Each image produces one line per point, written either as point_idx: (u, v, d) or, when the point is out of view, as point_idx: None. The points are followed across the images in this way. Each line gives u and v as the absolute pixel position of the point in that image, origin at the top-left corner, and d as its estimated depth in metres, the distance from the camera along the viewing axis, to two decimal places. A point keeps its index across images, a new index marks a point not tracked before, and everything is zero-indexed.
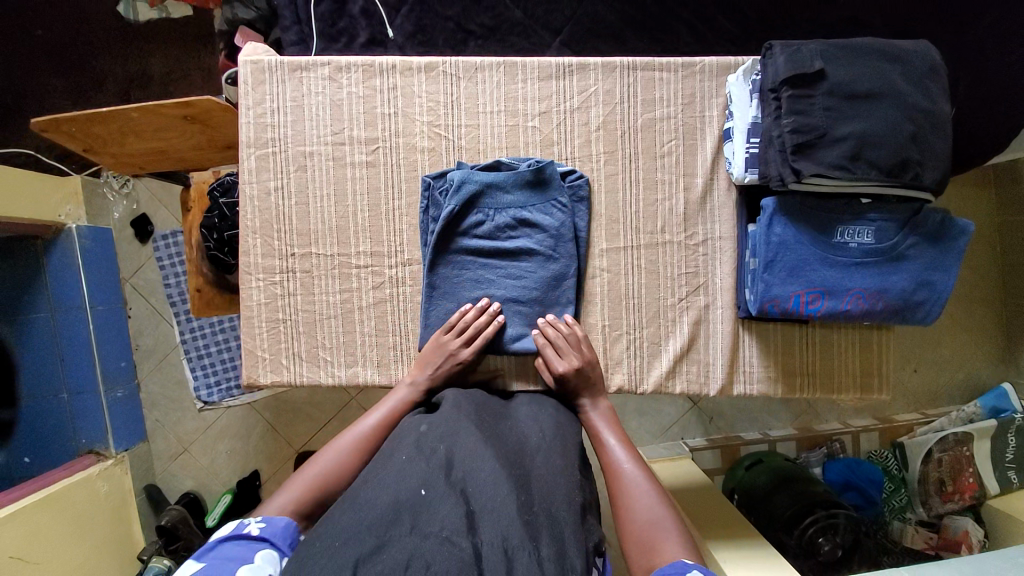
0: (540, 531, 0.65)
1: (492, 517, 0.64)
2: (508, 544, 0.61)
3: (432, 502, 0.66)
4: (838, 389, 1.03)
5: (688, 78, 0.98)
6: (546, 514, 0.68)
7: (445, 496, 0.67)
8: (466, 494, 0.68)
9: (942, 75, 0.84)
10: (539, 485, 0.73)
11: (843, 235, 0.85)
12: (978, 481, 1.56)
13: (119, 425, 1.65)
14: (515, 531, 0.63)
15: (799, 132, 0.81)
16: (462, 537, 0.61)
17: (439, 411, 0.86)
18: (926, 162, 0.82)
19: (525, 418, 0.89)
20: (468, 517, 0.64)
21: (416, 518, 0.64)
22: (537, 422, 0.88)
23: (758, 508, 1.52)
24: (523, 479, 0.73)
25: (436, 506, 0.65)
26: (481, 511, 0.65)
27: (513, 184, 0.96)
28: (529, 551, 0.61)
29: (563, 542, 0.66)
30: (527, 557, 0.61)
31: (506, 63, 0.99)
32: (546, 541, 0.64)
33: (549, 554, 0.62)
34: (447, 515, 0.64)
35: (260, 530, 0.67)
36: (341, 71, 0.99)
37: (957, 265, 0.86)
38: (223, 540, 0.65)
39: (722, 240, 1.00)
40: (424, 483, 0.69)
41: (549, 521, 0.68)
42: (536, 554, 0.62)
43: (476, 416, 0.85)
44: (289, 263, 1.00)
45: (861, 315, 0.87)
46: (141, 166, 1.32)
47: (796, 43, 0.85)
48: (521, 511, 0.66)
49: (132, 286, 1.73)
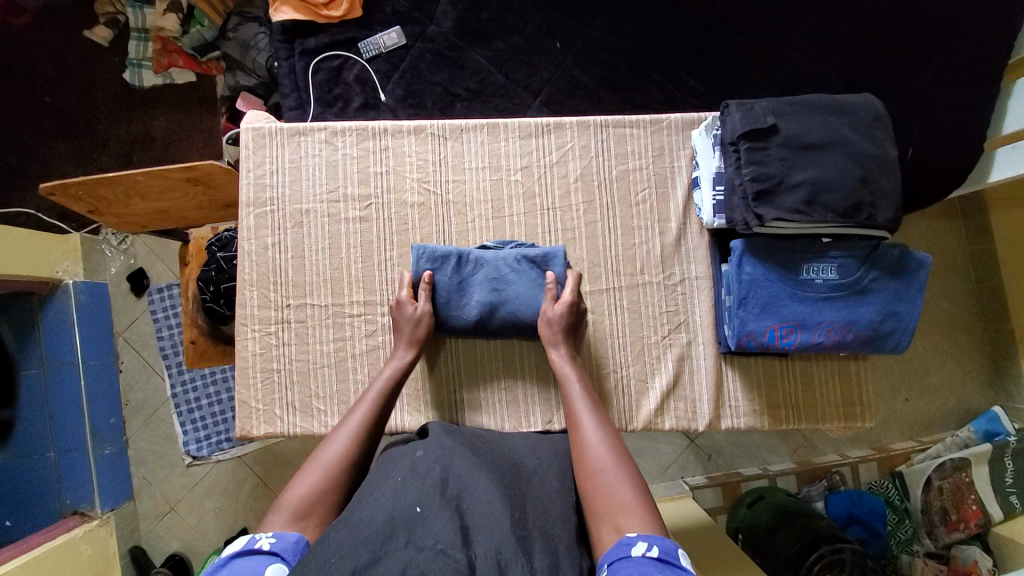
0: (532, 546, 0.67)
1: (485, 531, 0.67)
2: (502, 556, 0.64)
3: (427, 517, 0.68)
4: (824, 419, 1.05)
5: (657, 133, 1.07)
6: (539, 531, 0.71)
7: (440, 512, 0.69)
8: (460, 511, 0.70)
9: (885, 125, 0.93)
10: (533, 505, 0.76)
11: (809, 271, 0.91)
12: (980, 508, 1.54)
13: (106, 485, 1.61)
14: (507, 543, 0.66)
15: (758, 181, 0.89)
16: (456, 549, 0.63)
17: (431, 438, 0.86)
18: (878, 203, 0.89)
19: (523, 445, 0.91)
20: (462, 531, 0.66)
21: (412, 532, 0.65)
22: (534, 449, 0.90)
23: (765, 549, 1.47)
24: (517, 499, 0.76)
25: (431, 522, 0.67)
26: (473, 526, 0.68)
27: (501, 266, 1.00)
28: (521, 563, 0.64)
29: (557, 556, 0.68)
30: (519, 567, 0.63)
31: (489, 124, 1.07)
32: (538, 555, 0.66)
33: (542, 565, 0.65)
34: (440, 529, 0.66)
35: (271, 545, 0.66)
36: (336, 135, 1.06)
37: (919, 295, 0.92)
38: (233, 555, 0.64)
39: (699, 280, 1.05)
40: (419, 500, 0.71)
41: (544, 537, 0.70)
42: (528, 565, 0.64)
43: (470, 443, 0.86)
44: (284, 314, 1.04)
45: (834, 346, 0.91)
46: (143, 225, 1.37)
47: (750, 101, 0.94)
48: (514, 527, 0.69)
49: (125, 339, 1.73)
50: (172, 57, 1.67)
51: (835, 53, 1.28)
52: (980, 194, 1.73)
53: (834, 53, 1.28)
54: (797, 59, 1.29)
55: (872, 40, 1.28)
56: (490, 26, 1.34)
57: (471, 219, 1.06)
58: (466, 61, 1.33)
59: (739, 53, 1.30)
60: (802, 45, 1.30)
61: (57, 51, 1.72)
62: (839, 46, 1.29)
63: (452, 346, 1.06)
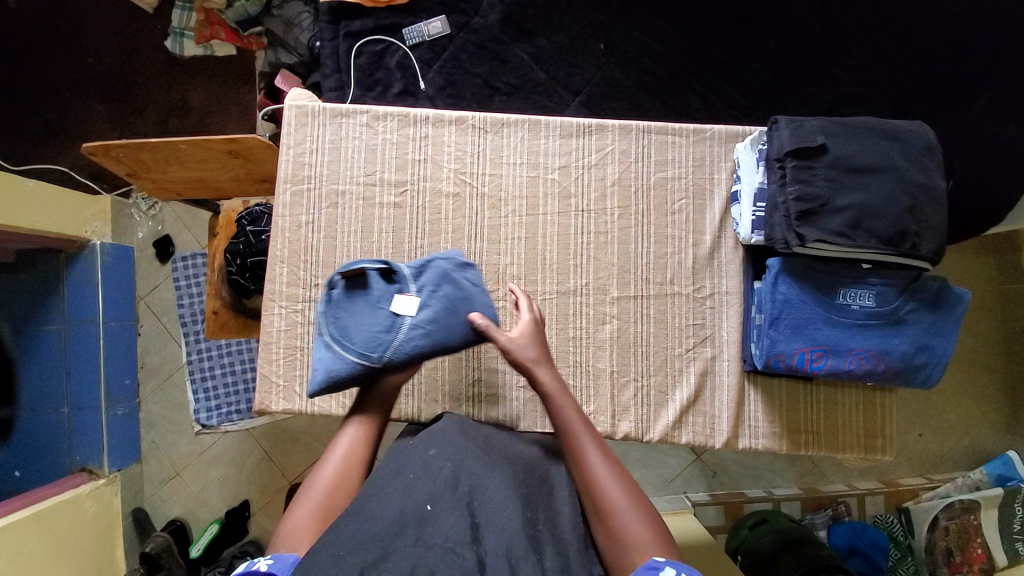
0: (542, 544, 0.68)
1: (496, 528, 0.67)
2: (512, 554, 0.64)
3: (438, 515, 0.68)
4: (843, 448, 1.04)
5: (699, 143, 1.06)
6: (550, 531, 0.71)
7: (450, 509, 0.68)
8: (472, 509, 0.69)
9: (937, 154, 0.90)
10: (545, 505, 0.76)
11: (845, 297, 0.89)
12: (986, 553, 1.51)
13: (115, 444, 1.63)
14: (518, 541, 0.65)
15: (802, 201, 0.87)
16: (466, 548, 0.63)
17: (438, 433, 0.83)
18: (923, 234, 0.87)
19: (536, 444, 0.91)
20: (472, 529, 0.66)
21: (422, 529, 0.65)
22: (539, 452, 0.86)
23: (762, 573, 1.46)
24: (530, 497, 0.75)
25: (441, 519, 0.67)
26: (484, 524, 0.67)
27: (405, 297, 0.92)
28: (531, 561, 0.64)
29: (567, 559, 0.68)
30: (530, 566, 0.63)
31: (531, 121, 1.07)
32: (549, 554, 0.66)
33: (552, 564, 0.65)
34: (451, 526, 0.66)
35: (268, 566, 0.70)
36: (378, 119, 1.07)
37: (955, 331, 0.90)
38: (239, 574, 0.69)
39: (729, 295, 1.04)
40: (430, 498, 0.70)
41: (554, 537, 0.71)
42: (539, 564, 0.64)
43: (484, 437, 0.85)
44: (312, 293, 1.04)
45: (863, 375, 0.90)
46: (178, 193, 1.38)
47: (799, 119, 0.93)
48: (526, 526, 0.69)
49: (146, 304, 1.75)
50: (215, 29, 1.67)
51: (886, 76, 1.25)
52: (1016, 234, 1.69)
53: (884, 76, 1.25)
54: (845, 80, 1.26)
55: (926, 66, 1.24)
56: (535, 22, 1.33)
57: (504, 214, 1.06)
58: (509, 55, 1.33)
59: (785, 70, 1.29)
60: (851, 66, 1.27)
61: (106, 14, 1.74)
62: (889, 71, 1.25)
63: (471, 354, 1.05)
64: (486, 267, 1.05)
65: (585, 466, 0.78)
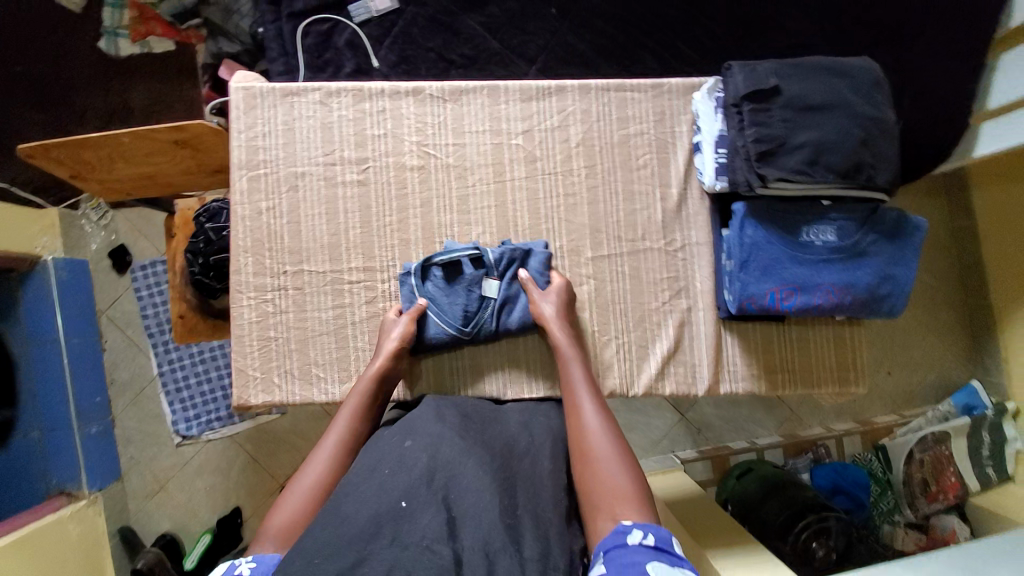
0: (521, 534, 0.67)
1: (474, 521, 0.66)
2: (490, 548, 0.63)
3: (413, 512, 0.66)
4: (818, 383, 1.07)
5: (658, 97, 1.06)
6: (530, 516, 0.71)
7: (427, 505, 0.67)
8: (448, 502, 0.68)
9: (885, 87, 0.93)
10: (525, 486, 0.76)
11: (809, 234, 0.92)
12: (959, 480, 1.60)
13: (93, 463, 1.57)
14: (496, 534, 0.65)
15: (761, 142, 0.88)
16: (443, 544, 0.62)
17: (416, 425, 0.82)
18: (878, 165, 0.89)
19: (516, 422, 0.90)
20: (449, 523, 0.65)
21: (398, 528, 0.64)
22: (529, 428, 0.88)
23: (751, 517, 1.51)
24: (508, 481, 0.75)
25: (418, 517, 0.65)
26: (462, 517, 0.67)
27: (492, 279, 1.00)
28: (509, 555, 0.63)
29: (548, 542, 0.68)
30: (508, 560, 0.63)
31: (489, 86, 1.05)
32: (528, 543, 0.66)
33: (532, 554, 0.65)
34: (428, 523, 0.64)
35: (250, 570, 0.68)
36: (331, 96, 1.03)
37: (914, 258, 0.93)
38: None
39: (700, 245, 1.05)
40: (405, 494, 0.69)
41: (534, 522, 0.70)
42: (518, 556, 0.64)
43: (464, 424, 0.84)
44: (280, 280, 1.01)
45: (831, 309, 0.92)
46: (128, 191, 1.31)
47: (753, 63, 0.93)
48: (504, 514, 0.68)
49: (108, 317, 1.66)
50: (150, 25, 1.64)
51: (833, 21, 1.27)
52: (965, 172, 1.75)
53: (832, 21, 1.27)
54: (794, 29, 1.27)
55: (872, 9, 1.25)
56: None
57: (472, 182, 1.04)
58: (460, 26, 1.30)
59: (736, 24, 1.29)
60: (798, 16, 1.28)
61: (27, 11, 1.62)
62: (836, 16, 1.27)
63: (459, 353, 1.04)
64: (456, 239, 1.04)
65: (582, 421, 0.84)
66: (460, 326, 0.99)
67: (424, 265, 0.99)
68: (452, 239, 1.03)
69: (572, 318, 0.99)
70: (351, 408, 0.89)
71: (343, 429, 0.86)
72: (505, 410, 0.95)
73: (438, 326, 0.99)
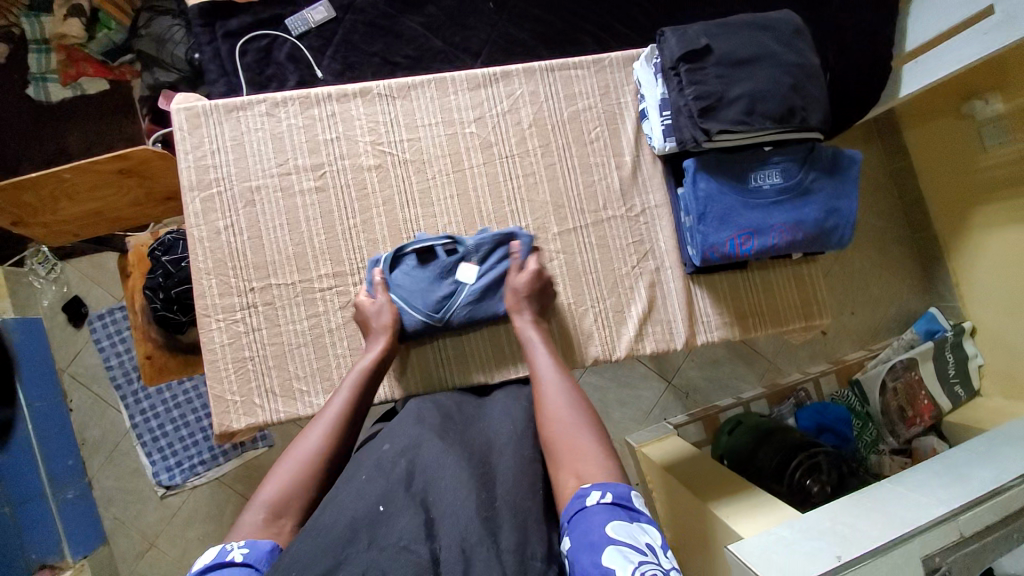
0: (500, 526, 0.66)
1: (452, 518, 0.65)
2: (467, 543, 0.62)
3: (391, 516, 0.65)
4: (786, 322, 1.13)
5: (600, 71, 1.10)
6: (509, 508, 0.69)
7: (404, 508, 0.66)
8: (426, 504, 0.68)
9: (806, 35, 0.99)
10: (504, 479, 0.73)
11: (756, 180, 0.97)
12: (932, 402, 1.69)
13: (74, 529, 1.47)
14: (473, 528, 0.64)
15: (700, 99, 0.93)
16: (420, 544, 0.61)
17: (399, 429, 0.82)
18: (809, 107, 0.95)
19: (497, 415, 0.89)
20: (427, 524, 0.64)
21: (374, 533, 0.63)
22: (509, 418, 0.86)
23: (745, 468, 1.56)
24: (486, 477, 0.73)
25: (395, 518, 0.65)
26: (439, 517, 0.66)
27: (470, 263, 1.00)
28: (487, 548, 0.62)
29: (526, 533, 0.67)
30: (485, 555, 0.61)
31: (436, 79, 1.06)
32: (506, 536, 0.65)
33: (509, 546, 0.64)
34: (405, 524, 0.63)
35: (245, 555, 0.64)
36: (278, 106, 1.02)
37: (855, 190, 1.00)
38: (205, 570, 0.62)
39: (659, 208, 1.10)
40: (382, 498, 0.68)
41: (513, 516, 0.68)
42: (495, 547, 0.63)
43: (444, 425, 0.83)
44: (249, 298, 1.00)
45: (787, 247, 0.98)
46: (77, 233, 1.27)
47: (683, 26, 0.98)
48: (482, 508, 0.67)
49: (71, 374, 1.60)
50: (80, 66, 1.52)
51: None
52: (892, 115, 1.88)
53: None
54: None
55: None
56: None
57: (432, 175, 1.05)
58: (401, 28, 1.31)
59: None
60: None
61: None
62: None
63: (441, 343, 1.04)
64: (425, 233, 1.05)
65: (545, 392, 0.84)
66: (433, 311, 0.98)
67: (398, 254, 0.99)
68: (422, 233, 1.04)
69: (541, 311, 1.00)
70: (348, 388, 0.87)
71: (340, 407, 0.84)
72: (490, 401, 0.95)
73: (412, 313, 0.98)
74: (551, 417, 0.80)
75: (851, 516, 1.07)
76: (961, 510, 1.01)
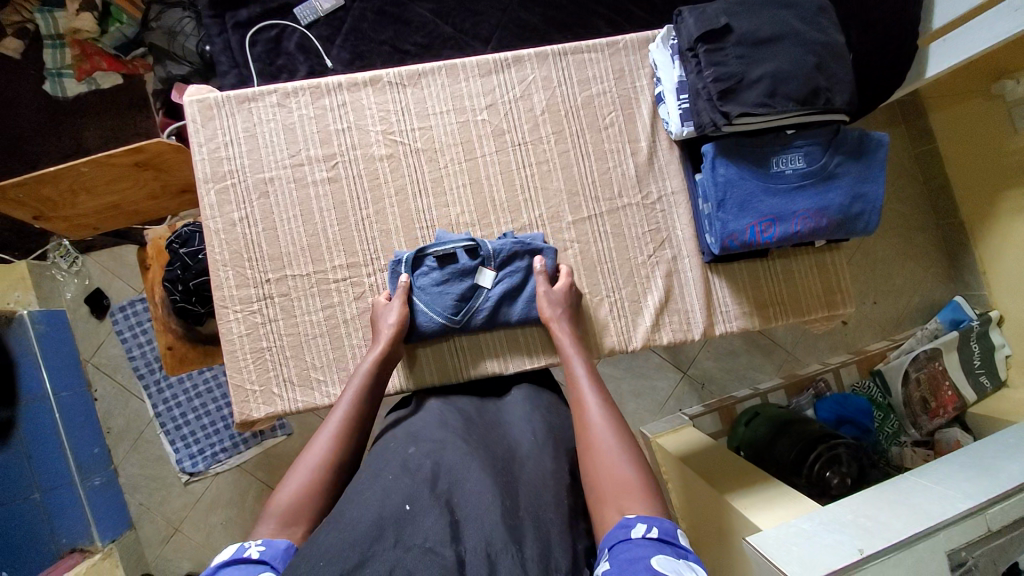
0: (523, 534, 0.65)
1: (476, 521, 0.64)
2: (491, 548, 0.61)
3: (417, 515, 0.65)
4: (808, 310, 1.10)
5: (615, 55, 1.07)
6: (532, 518, 0.68)
7: (429, 509, 0.65)
8: (451, 505, 0.67)
9: (831, 13, 0.95)
10: (526, 490, 0.73)
11: (778, 164, 0.94)
12: (956, 393, 1.64)
13: (102, 515, 1.52)
14: (498, 534, 0.62)
15: (720, 81, 0.90)
16: (445, 546, 0.60)
17: (421, 433, 0.83)
18: (834, 88, 0.91)
19: (518, 421, 0.89)
20: (452, 526, 0.63)
21: (400, 531, 0.62)
22: (530, 426, 0.86)
23: (765, 459, 1.54)
24: (509, 484, 0.73)
25: (421, 520, 0.64)
26: (464, 519, 0.65)
27: (489, 268, 0.99)
28: (511, 553, 0.61)
29: (549, 544, 0.66)
30: (510, 559, 0.60)
31: (447, 66, 1.05)
32: (529, 543, 0.64)
33: (533, 555, 0.62)
34: (431, 526, 0.63)
35: (261, 553, 0.64)
36: (289, 96, 1.02)
37: (882, 174, 0.96)
38: (221, 565, 0.61)
39: (676, 194, 1.07)
40: (409, 497, 0.67)
41: (535, 522, 0.68)
42: (519, 556, 0.61)
43: (465, 432, 0.84)
44: (264, 289, 1.00)
45: (810, 234, 0.95)
46: (95, 226, 1.28)
47: (701, 6, 0.95)
48: (505, 515, 0.66)
49: (94, 365, 1.63)
50: (93, 60, 1.53)
51: None
52: (918, 97, 1.81)
53: None
54: None
55: None
56: None
57: (444, 164, 1.04)
58: (410, 15, 1.29)
59: None
60: None
61: None
62: None
63: (456, 342, 1.03)
64: (438, 226, 1.04)
65: (583, 410, 0.83)
66: (450, 318, 0.99)
67: (418, 257, 0.99)
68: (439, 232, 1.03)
69: (574, 319, 1.00)
70: (353, 392, 0.87)
71: (347, 411, 0.85)
72: (508, 403, 0.95)
73: (430, 319, 0.99)
74: (591, 436, 0.79)
75: (873, 508, 1.05)
76: (988, 504, 0.98)
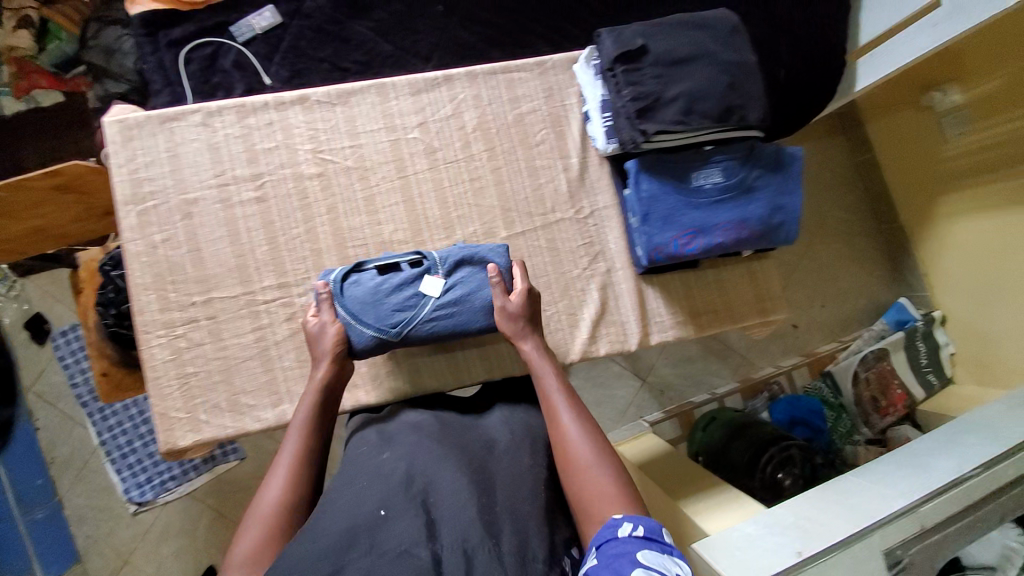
0: (501, 528, 0.64)
1: (451, 520, 0.63)
2: (468, 544, 0.61)
3: (392, 520, 0.63)
4: (741, 318, 1.13)
5: (543, 73, 1.10)
6: (508, 511, 0.67)
7: (406, 511, 0.64)
8: (428, 506, 0.65)
9: (741, 33, 0.99)
10: (503, 486, 0.71)
11: (698, 179, 0.97)
12: (904, 392, 1.69)
13: (45, 549, 1.48)
14: (474, 530, 0.62)
15: (637, 100, 0.93)
16: (420, 547, 0.59)
17: (394, 440, 0.79)
18: (746, 105, 0.95)
19: (496, 423, 0.85)
20: (427, 526, 0.62)
21: (374, 538, 0.61)
22: (508, 426, 0.83)
23: (720, 464, 1.56)
24: (485, 482, 0.71)
25: (395, 524, 0.62)
26: (440, 518, 0.64)
27: (435, 276, 0.96)
28: (488, 549, 0.61)
29: (527, 535, 0.65)
30: (486, 556, 0.60)
31: (377, 85, 1.06)
32: (506, 538, 0.63)
33: (511, 550, 0.62)
34: (405, 530, 0.61)
35: None
36: (213, 116, 1.01)
37: (798, 186, 1.00)
38: None
39: (607, 209, 1.10)
40: (383, 502, 0.66)
41: (514, 515, 0.67)
42: (496, 551, 0.61)
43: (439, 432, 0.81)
44: (191, 312, 0.98)
45: (733, 244, 0.98)
46: (21, 251, 1.22)
47: (620, 27, 0.98)
48: (482, 511, 0.65)
49: (37, 394, 1.57)
50: (31, 78, 1.50)
51: None
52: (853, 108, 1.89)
53: None
54: None
55: None
56: None
57: (375, 183, 1.05)
58: (349, 34, 1.30)
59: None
60: None
61: None
62: None
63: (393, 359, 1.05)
64: (369, 245, 1.04)
65: (557, 423, 0.80)
66: (389, 329, 0.94)
67: (354, 270, 0.96)
68: (369, 254, 1.03)
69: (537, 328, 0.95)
70: (302, 423, 0.83)
71: (297, 444, 0.80)
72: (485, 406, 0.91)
73: (367, 329, 0.93)
74: (567, 451, 0.76)
75: (814, 509, 1.06)
76: (920, 503, 1.01)
